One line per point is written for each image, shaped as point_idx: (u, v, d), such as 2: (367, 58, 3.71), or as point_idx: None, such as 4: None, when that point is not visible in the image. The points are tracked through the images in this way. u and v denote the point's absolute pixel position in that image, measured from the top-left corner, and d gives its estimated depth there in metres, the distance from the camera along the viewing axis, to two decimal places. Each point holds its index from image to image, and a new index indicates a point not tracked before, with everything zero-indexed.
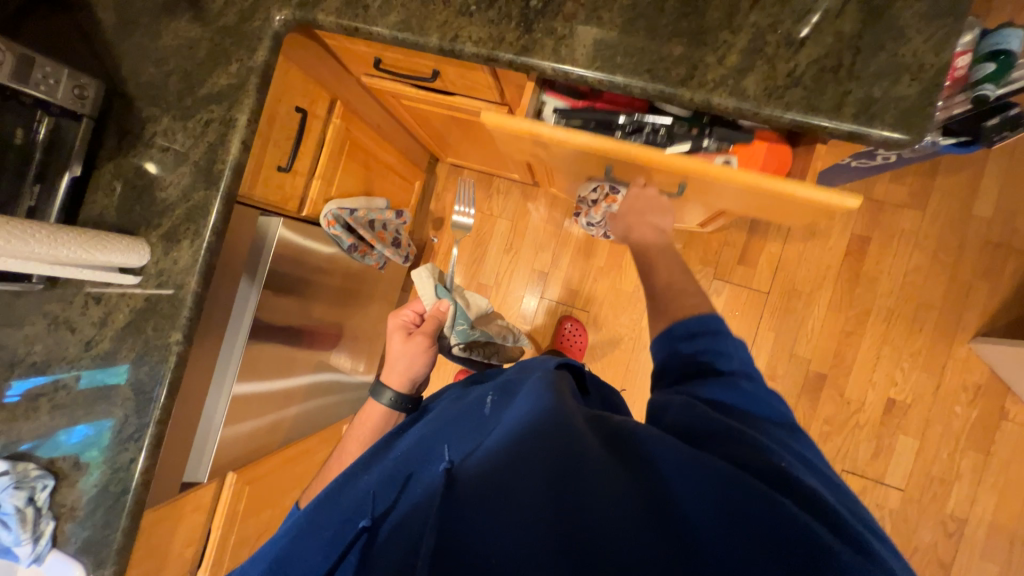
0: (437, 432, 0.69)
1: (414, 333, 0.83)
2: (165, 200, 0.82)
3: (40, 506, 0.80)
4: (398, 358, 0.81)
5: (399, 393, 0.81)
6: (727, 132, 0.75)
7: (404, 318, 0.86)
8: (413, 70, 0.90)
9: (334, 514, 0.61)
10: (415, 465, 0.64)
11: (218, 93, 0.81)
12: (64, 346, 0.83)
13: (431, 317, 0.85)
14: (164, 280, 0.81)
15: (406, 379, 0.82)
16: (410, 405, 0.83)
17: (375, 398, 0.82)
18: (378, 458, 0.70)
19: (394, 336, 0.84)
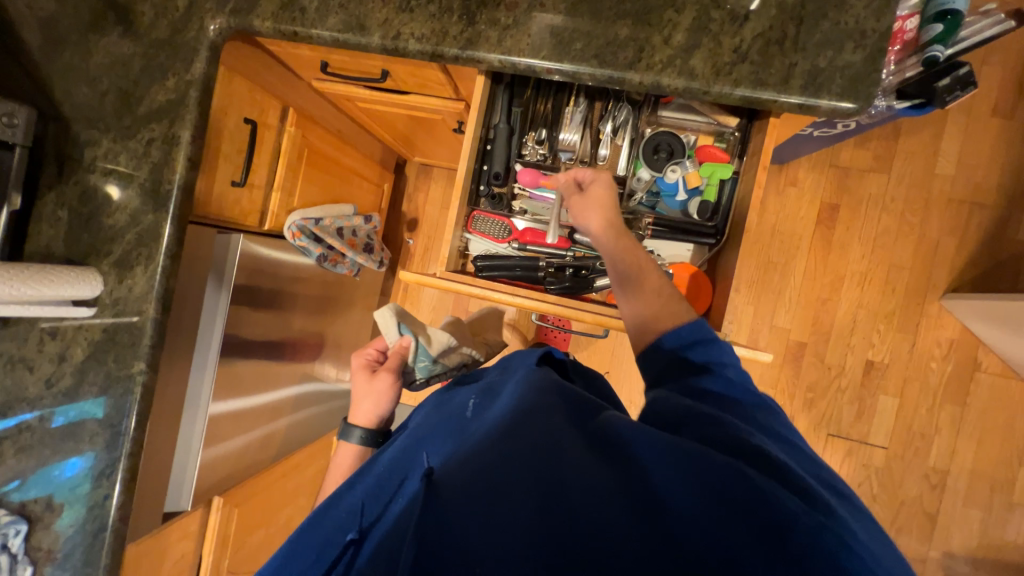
0: (417, 441, 0.62)
1: (379, 370, 0.84)
2: (114, 225, 0.78)
3: (15, 552, 0.78)
4: (365, 395, 0.81)
5: (368, 429, 0.79)
6: None
7: (367, 356, 0.89)
8: (363, 72, 0.87)
9: (316, 531, 0.54)
10: (392, 478, 0.56)
11: (158, 110, 0.77)
12: (22, 386, 0.80)
13: (394, 354, 0.88)
14: (122, 308, 0.79)
15: (373, 417, 0.80)
16: (381, 438, 0.80)
17: (342, 440, 0.79)
18: (361, 473, 0.62)
19: (359, 375, 0.86)
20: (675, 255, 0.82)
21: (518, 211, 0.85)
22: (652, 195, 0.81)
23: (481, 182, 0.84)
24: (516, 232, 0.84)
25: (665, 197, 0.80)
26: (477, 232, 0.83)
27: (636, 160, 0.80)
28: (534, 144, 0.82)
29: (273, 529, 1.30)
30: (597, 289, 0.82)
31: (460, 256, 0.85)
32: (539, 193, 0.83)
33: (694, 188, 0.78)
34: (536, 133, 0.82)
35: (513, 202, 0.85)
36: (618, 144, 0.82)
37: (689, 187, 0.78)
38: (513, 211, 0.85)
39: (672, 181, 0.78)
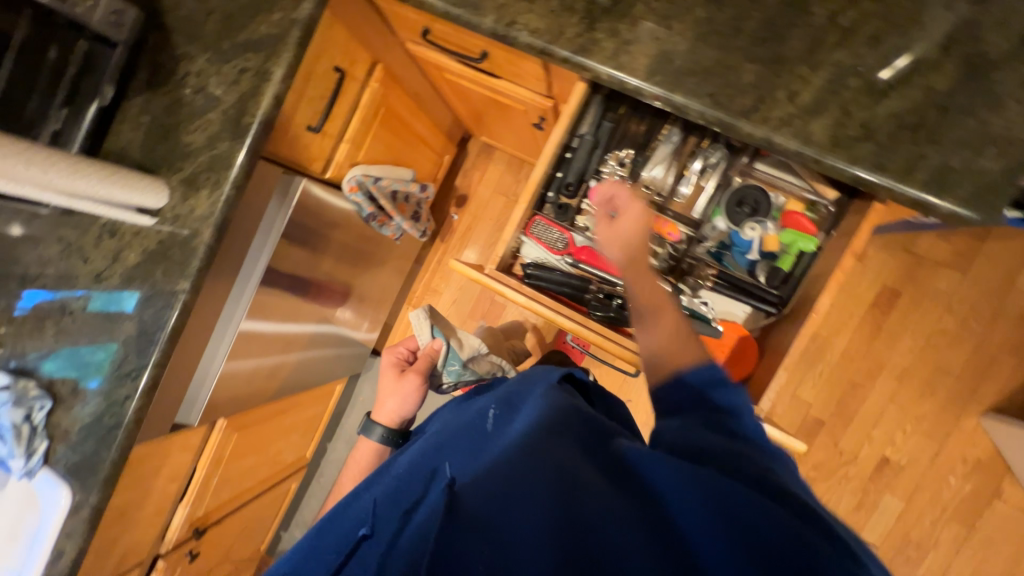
0: (433, 451, 0.61)
1: (407, 371, 0.93)
2: (190, 144, 0.79)
3: (36, 424, 0.83)
4: (389, 396, 0.90)
5: (388, 428, 0.87)
6: (694, 321, 0.77)
7: (398, 355, 0.99)
8: (461, 48, 0.85)
9: (333, 532, 0.54)
10: (410, 482, 0.56)
11: (258, 41, 0.77)
12: (76, 272, 0.84)
13: (424, 354, 0.97)
14: (180, 225, 0.80)
15: (395, 417, 0.89)
16: (400, 438, 0.87)
17: (364, 436, 0.87)
18: (378, 478, 0.62)
19: (388, 372, 0.96)
20: (727, 312, 0.80)
21: (580, 226, 0.82)
22: (722, 245, 0.78)
23: (552, 188, 0.81)
24: (573, 247, 0.82)
25: (735, 251, 0.77)
26: (534, 237, 0.82)
27: (716, 207, 0.76)
28: (616, 164, 0.79)
29: (262, 457, 1.36)
30: None
31: (512, 256, 0.84)
32: None
33: (769, 252, 0.75)
34: (620, 154, 0.79)
35: (577, 216, 0.83)
36: (702, 185, 0.78)
37: (764, 249, 0.74)
38: (574, 226, 0.82)
39: (747, 238, 0.74)
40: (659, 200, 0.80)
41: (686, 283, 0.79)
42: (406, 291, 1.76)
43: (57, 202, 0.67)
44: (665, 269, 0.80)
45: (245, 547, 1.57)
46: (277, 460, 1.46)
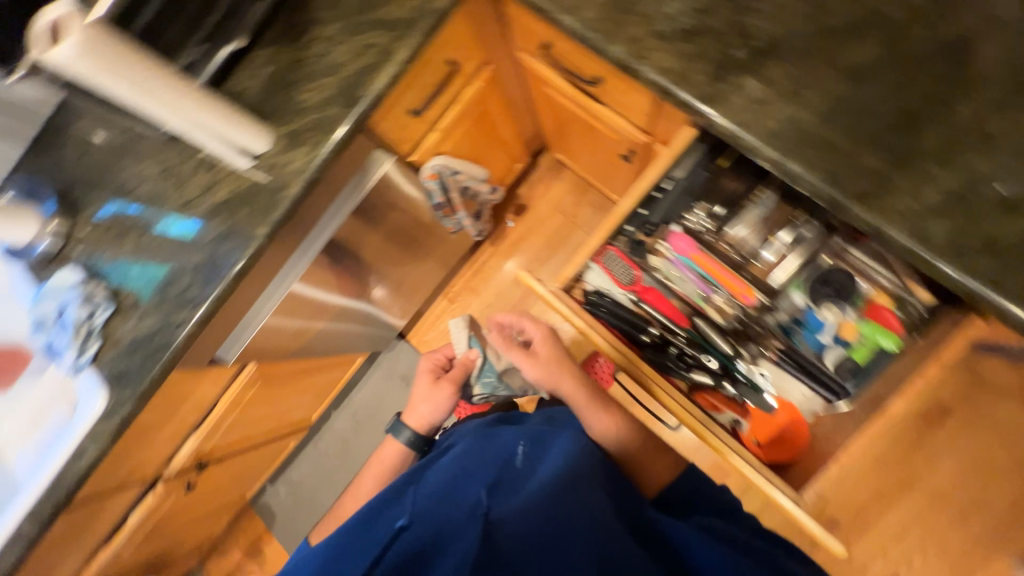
0: (471, 470, 0.78)
1: (440, 382, 1.08)
2: (303, 101, 0.83)
3: (95, 326, 0.88)
4: (421, 402, 1.07)
5: (414, 433, 1.06)
6: (747, 389, 0.75)
7: (435, 363, 1.13)
8: (575, 69, 0.87)
9: (375, 526, 0.66)
10: (455, 491, 0.73)
11: (390, 21, 0.81)
12: (170, 194, 0.89)
13: (460, 364, 1.09)
14: (273, 173, 0.84)
15: (423, 422, 1.07)
16: (423, 443, 1.06)
17: (394, 435, 1.07)
18: (406, 490, 0.75)
19: (424, 378, 1.12)
20: (785, 389, 0.76)
21: (651, 266, 0.81)
22: (793, 320, 0.75)
23: (628, 223, 0.78)
24: (639, 285, 0.79)
25: (806, 329, 0.74)
26: (602, 267, 0.79)
27: (797, 280, 0.74)
28: (703, 215, 0.78)
29: (274, 409, 1.38)
30: (687, 380, 0.76)
31: (574, 278, 0.79)
32: (681, 262, 0.78)
33: (843, 339, 0.72)
34: (713, 206, 0.78)
35: (650, 255, 0.81)
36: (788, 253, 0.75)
37: (839, 335, 0.72)
38: (645, 264, 0.81)
39: (823, 319, 0.72)
40: (739, 259, 0.77)
41: (746, 348, 0.76)
42: (445, 283, 1.79)
43: (179, 125, 0.71)
44: (730, 330, 0.77)
45: (233, 490, 1.60)
46: (286, 415, 1.49)
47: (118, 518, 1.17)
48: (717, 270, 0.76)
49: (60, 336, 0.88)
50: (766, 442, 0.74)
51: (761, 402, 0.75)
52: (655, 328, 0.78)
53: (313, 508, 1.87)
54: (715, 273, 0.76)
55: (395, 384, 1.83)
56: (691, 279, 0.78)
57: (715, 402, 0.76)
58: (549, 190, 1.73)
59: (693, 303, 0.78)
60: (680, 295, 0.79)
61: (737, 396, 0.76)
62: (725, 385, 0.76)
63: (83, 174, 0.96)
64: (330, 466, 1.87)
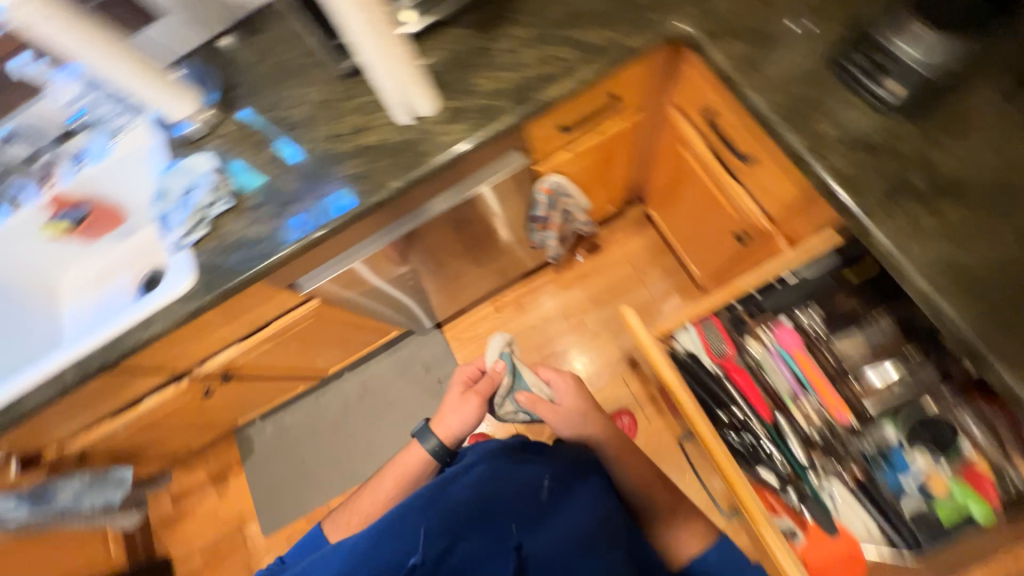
0: (497, 495, 0.77)
1: (470, 392, 1.07)
2: (476, 83, 0.87)
3: (208, 214, 0.92)
4: (451, 410, 1.04)
5: (440, 443, 1.01)
6: (812, 502, 0.73)
7: (467, 374, 1.12)
8: (728, 142, 0.90)
9: (401, 537, 0.67)
10: (482, 509, 0.73)
11: (583, 42, 0.85)
12: (322, 123, 0.94)
13: (489, 378, 1.09)
14: (426, 137, 0.88)
15: (450, 434, 1.04)
16: (446, 454, 1.01)
17: (419, 441, 1.02)
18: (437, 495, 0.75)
19: (455, 387, 1.10)
20: (851, 520, 0.72)
21: (748, 349, 0.79)
22: (880, 454, 0.72)
23: (739, 302, 0.81)
24: (729, 362, 0.79)
25: (891, 467, 0.72)
26: (698, 334, 0.80)
27: (891, 413, 0.73)
28: (812, 320, 0.78)
29: (308, 349, 1.40)
30: (752, 473, 0.75)
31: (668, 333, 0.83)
32: (780, 355, 0.78)
33: (926, 489, 0.70)
34: (827, 315, 0.79)
35: (749, 338, 0.80)
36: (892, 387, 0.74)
37: (924, 485, 0.70)
38: (743, 344, 0.79)
39: (909, 462, 0.71)
40: (840, 374, 0.76)
41: (823, 465, 0.74)
42: (497, 291, 1.81)
43: (377, 68, 0.76)
44: (813, 441, 0.74)
45: (231, 412, 1.60)
46: (312, 360, 1.50)
47: (135, 396, 1.18)
48: (816, 376, 0.75)
49: (177, 212, 0.93)
50: (816, 564, 0.71)
51: (824, 522, 0.72)
52: (737, 410, 0.77)
53: (292, 457, 1.86)
54: (813, 378, 0.75)
55: (415, 368, 1.83)
56: (785, 375, 0.77)
57: (776, 505, 0.74)
58: (627, 240, 1.76)
59: (781, 399, 0.77)
60: (770, 388, 0.77)
61: (798, 507, 0.73)
62: (787, 491, 0.74)
63: (252, 79, 1.03)
64: (324, 423, 1.86)
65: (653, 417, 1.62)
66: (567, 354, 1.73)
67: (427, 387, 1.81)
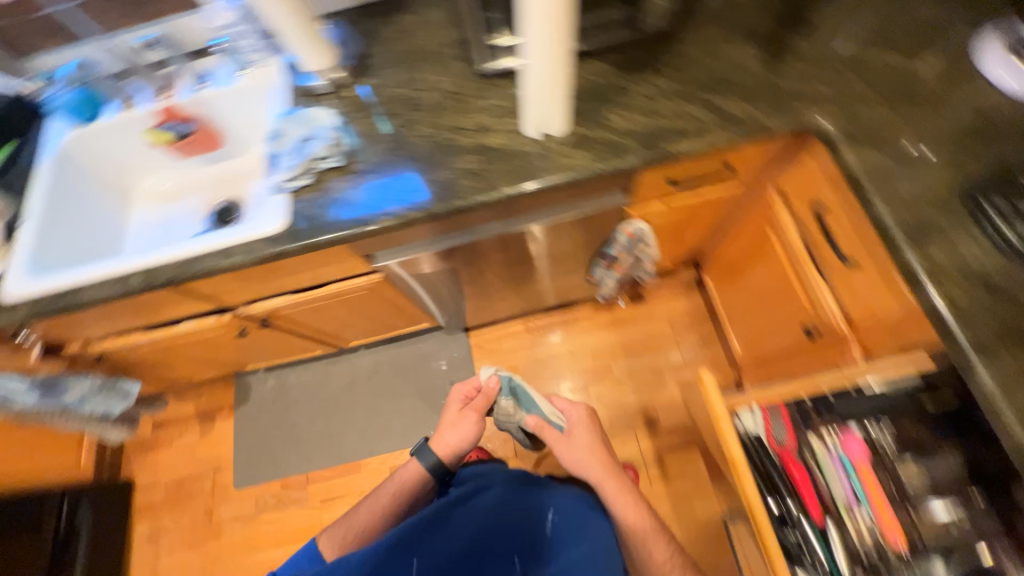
0: (509, 520, 0.90)
1: (466, 411, 1.08)
2: (610, 118, 0.90)
3: (315, 166, 0.93)
4: (448, 429, 1.06)
5: (438, 461, 1.03)
6: None
7: (463, 391, 1.11)
8: (830, 240, 0.92)
9: (428, 544, 0.75)
10: (495, 534, 0.85)
11: (722, 109, 0.88)
12: (447, 112, 0.96)
13: (483, 395, 1.08)
14: (546, 154, 0.89)
15: (449, 451, 1.05)
16: (443, 471, 1.03)
17: (416, 457, 1.04)
18: (461, 510, 0.85)
19: (454, 403, 1.11)
20: None
21: (809, 445, 0.79)
22: None
23: (810, 399, 0.82)
24: (788, 453, 0.78)
25: None
26: (762, 417, 0.80)
27: (946, 552, 0.71)
28: (880, 435, 0.78)
29: (346, 318, 1.39)
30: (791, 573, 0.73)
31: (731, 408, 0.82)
32: (842, 460, 0.77)
33: None
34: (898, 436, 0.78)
35: (813, 434, 0.79)
36: (950, 525, 0.72)
37: None
38: (805, 439, 0.79)
39: None
40: (899, 495, 0.74)
41: None
42: (533, 312, 1.82)
43: (536, 79, 0.78)
44: (860, 558, 0.72)
45: (246, 356, 1.58)
46: (343, 329, 1.50)
47: (174, 317, 1.18)
48: (874, 492, 0.74)
49: (287, 157, 0.94)
50: None
51: None
52: (788, 504, 0.76)
53: (284, 417, 1.83)
54: (872, 493, 0.74)
55: (432, 364, 1.82)
56: (842, 482, 0.76)
57: None
58: (673, 299, 1.78)
59: (835, 505, 0.75)
60: (825, 491, 0.76)
61: None
62: None
63: (388, 53, 1.06)
64: (326, 393, 1.84)
65: (655, 481, 1.58)
66: (585, 393, 1.71)
67: (438, 386, 1.78)
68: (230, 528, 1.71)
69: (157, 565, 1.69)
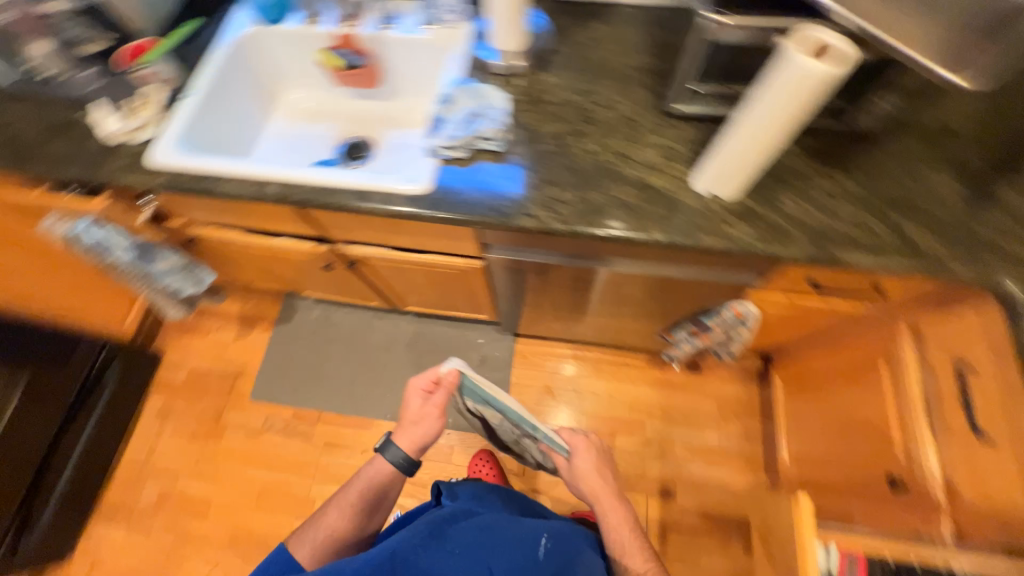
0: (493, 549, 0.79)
1: (429, 405, 0.94)
2: (782, 201, 0.85)
3: (475, 143, 0.92)
4: (411, 422, 0.94)
5: (405, 453, 0.93)
6: None
7: (421, 385, 0.95)
8: (954, 398, 0.86)
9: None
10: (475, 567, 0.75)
11: (902, 233, 0.83)
12: (617, 135, 0.94)
13: (444, 387, 0.92)
14: (707, 213, 0.86)
15: (416, 445, 0.94)
16: (414, 463, 0.94)
17: (381, 453, 0.94)
18: (438, 540, 0.76)
19: (412, 399, 0.96)
20: None
21: None
22: None
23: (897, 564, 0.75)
24: None
25: None
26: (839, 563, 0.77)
27: None
28: None
29: (421, 286, 1.39)
30: None
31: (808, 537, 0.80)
32: None
33: None
34: None
35: None
36: None
37: None
38: None
39: None
40: None
41: None
42: (586, 342, 1.78)
43: (742, 142, 0.74)
44: None
45: (310, 283, 1.60)
46: (411, 294, 1.50)
47: (275, 229, 1.19)
48: None
49: (451, 126, 0.92)
50: None
51: None
52: None
53: (317, 351, 1.85)
54: None
55: (471, 354, 1.80)
56: None
57: None
58: (729, 381, 1.72)
59: None
60: None
61: None
62: None
63: (572, 56, 1.04)
64: (363, 342, 1.85)
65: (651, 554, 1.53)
66: (610, 440, 1.67)
67: None
68: (232, 435, 1.74)
69: (156, 443, 1.73)
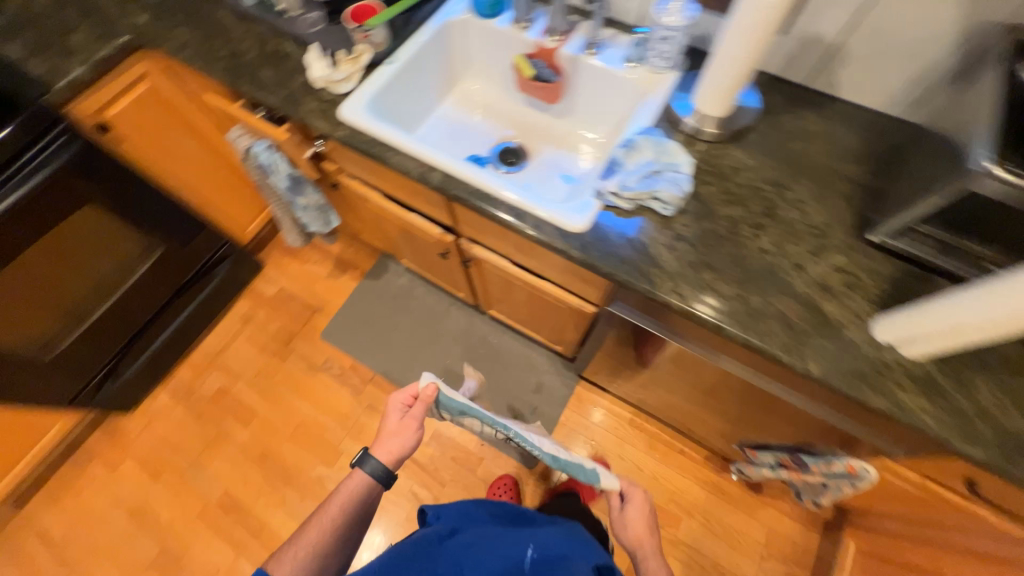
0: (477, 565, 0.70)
1: (407, 419, 0.92)
2: (972, 383, 0.73)
3: (646, 201, 0.87)
4: (391, 435, 0.91)
5: (383, 464, 0.88)
6: None
7: (400, 399, 0.94)
8: None
9: None
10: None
11: None
12: (797, 240, 0.85)
13: (421, 399, 0.91)
14: (875, 363, 0.75)
15: (393, 458, 0.90)
16: (392, 476, 0.88)
17: (356, 468, 0.88)
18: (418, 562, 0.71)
19: (391, 414, 0.94)
20: None
21: None
22: None
23: None
24: None
25: None
26: None
27: None
28: None
29: (517, 302, 1.37)
30: None
31: None
32: None
33: None
34: None
35: None
36: None
37: None
38: None
39: None
40: None
41: None
42: (648, 413, 1.68)
43: (947, 318, 0.64)
44: None
45: (413, 256, 1.65)
46: (502, 303, 1.49)
47: (411, 205, 1.23)
48: None
49: (627, 176, 0.88)
50: None
51: None
52: None
53: (392, 316, 1.91)
54: None
55: (531, 377, 1.77)
56: None
57: None
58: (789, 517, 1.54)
59: None
60: None
61: None
62: None
63: (771, 139, 0.96)
64: (435, 326, 1.88)
65: None
66: None
67: (522, 401, 1.73)
68: (293, 362, 1.85)
69: (232, 342, 1.88)
